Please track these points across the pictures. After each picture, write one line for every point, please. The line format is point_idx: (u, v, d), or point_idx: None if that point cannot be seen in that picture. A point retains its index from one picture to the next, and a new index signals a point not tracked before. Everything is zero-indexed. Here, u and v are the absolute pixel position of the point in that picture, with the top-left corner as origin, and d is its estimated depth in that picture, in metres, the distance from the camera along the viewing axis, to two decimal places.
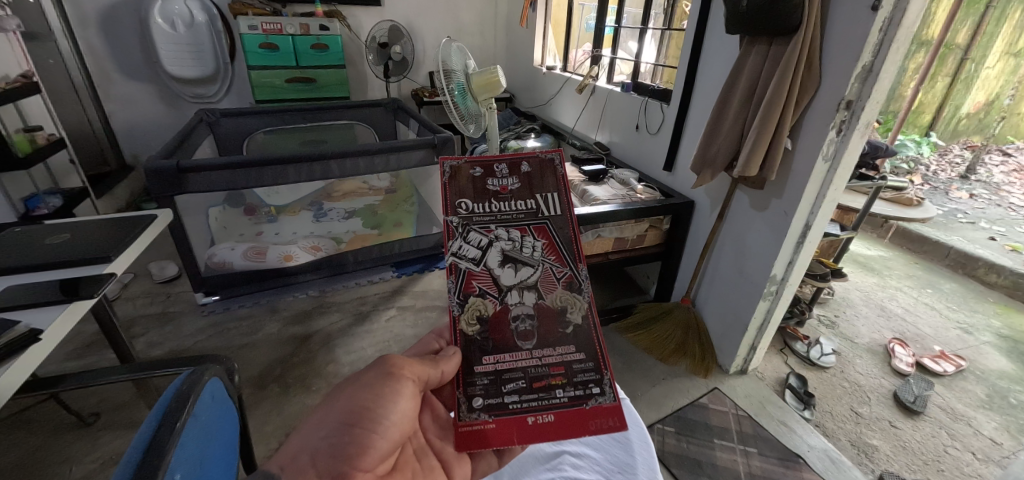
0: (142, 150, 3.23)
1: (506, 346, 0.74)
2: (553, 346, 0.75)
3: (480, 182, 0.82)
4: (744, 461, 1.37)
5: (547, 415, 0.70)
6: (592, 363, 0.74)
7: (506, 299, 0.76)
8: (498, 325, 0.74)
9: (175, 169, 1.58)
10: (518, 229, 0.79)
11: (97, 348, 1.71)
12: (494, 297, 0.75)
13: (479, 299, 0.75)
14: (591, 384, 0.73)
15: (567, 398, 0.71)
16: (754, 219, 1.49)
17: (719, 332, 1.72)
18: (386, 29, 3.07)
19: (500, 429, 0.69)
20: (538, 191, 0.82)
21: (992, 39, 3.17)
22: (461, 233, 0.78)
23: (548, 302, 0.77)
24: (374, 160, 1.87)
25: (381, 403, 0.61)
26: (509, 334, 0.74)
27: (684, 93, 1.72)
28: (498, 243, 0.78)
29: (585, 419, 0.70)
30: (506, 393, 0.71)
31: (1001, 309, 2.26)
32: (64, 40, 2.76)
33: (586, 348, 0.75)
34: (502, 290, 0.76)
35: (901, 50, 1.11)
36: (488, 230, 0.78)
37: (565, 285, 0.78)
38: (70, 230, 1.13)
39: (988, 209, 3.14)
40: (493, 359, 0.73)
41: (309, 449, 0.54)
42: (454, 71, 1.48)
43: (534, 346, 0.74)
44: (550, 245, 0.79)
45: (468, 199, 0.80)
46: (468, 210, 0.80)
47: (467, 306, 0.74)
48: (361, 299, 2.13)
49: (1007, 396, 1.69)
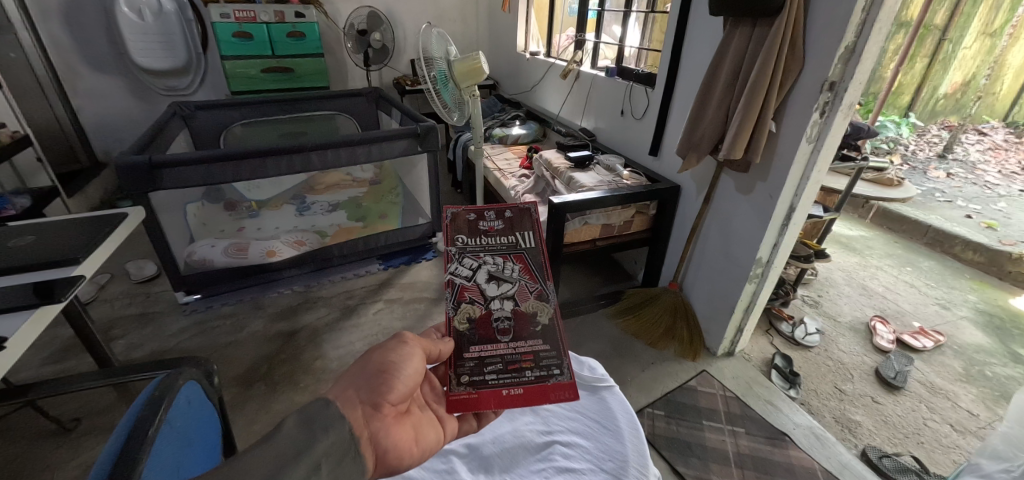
0: (114, 146, 3.12)
1: (487, 340, 0.73)
2: (526, 338, 0.73)
3: (472, 224, 0.80)
4: (733, 441, 1.39)
5: (517, 388, 0.70)
6: (559, 350, 0.74)
7: (492, 304, 0.75)
8: (483, 323, 0.74)
9: (148, 164, 1.52)
10: (500, 257, 0.78)
11: (75, 352, 1.66)
12: (481, 303, 0.74)
13: (470, 305, 0.74)
14: (553, 365, 0.72)
15: (532, 377, 0.71)
16: (739, 202, 1.50)
17: (706, 314, 1.74)
18: (364, 16, 2.97)
19: (482, 398, 0.69)
20: (523, 230, 0.81)
21: (969, 19, 3.25)
22: (457, 258, 0.77)
23: (523, 310, 0.75)
24: (355, 151, 1.82)
25: (403, 359, 0.59)
26: (492, 330, 0.73)
27: (668, 79, 1.71)
28: (485, 266, 0.77)
29: (548, 391, 0.70)
30: (485, 371, 0.71)
31: (978, 285, 2.32)
32: (25, 32, 2.62)
33: (557, 342, 0.74)
34: (488, 298, 0.74)
35: (884, 30, 1.11)
36: (479, 257, 0.77)
37: (537, 296, 0.76)
38: (35, 231, 1.07)
39: (964, 188, 3.21)
40: (477, 348, 0.72)
41: (350, 385, 0.53)
42: (436, 58, 1.46)
43: (511, 339, 0.73)
44: (527, 272, 0.77)
45: (465, 235, 0.79)
46: (464, 243, 0.78)
47: (460, 308, 0.74)
48: (348, 292, 2.07)
49: (983, 369, 1.74)
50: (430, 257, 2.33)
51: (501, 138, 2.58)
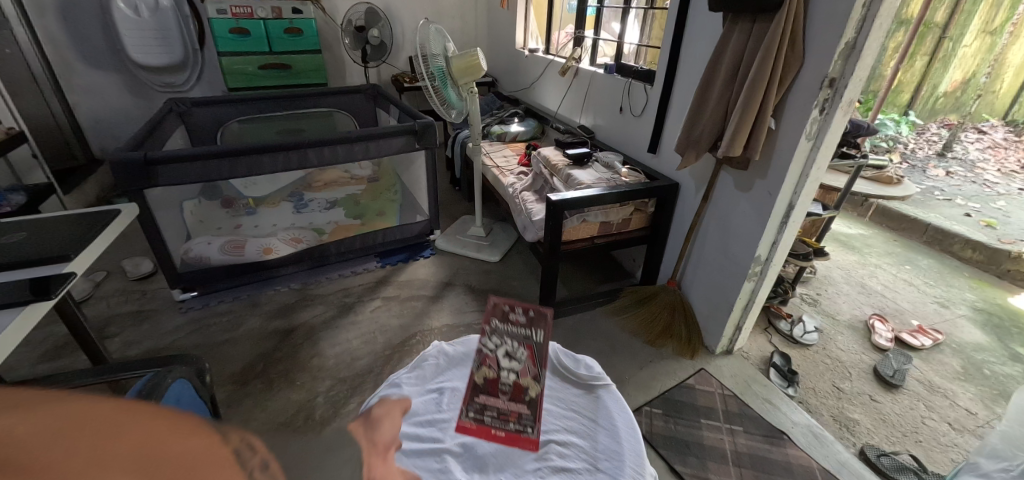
0: (111, 143, 3.10)
1: (492, 395, 0.86)
2: (517, 401, 0.84)
3: (502, 313, 1.00)
4: (731, 439, 1.39)
5: (498, 430, 0.79)
6: (536, 413, 0.82)
7: (502, 371, 0.90)
8: (492, 384, 0.88)
9: (142, 161, 1.51)
10: (522, 342, 0.96)
11: (70, 350, 1.65)
12: (494, 369, 0.91)
13: (487, 367, 0.91)
14: (529, 422, 0.81)
15: (512, 426, 0.80)
16: (738, 199, 1.49)
17: (704, 313, 1.74)
18: (362, 12, 2.95)
19: (474, 430, 0.79)
20: (541, 328, 0.98)
21: (969, 18, 3.24)
22: (491, 334, 0.97)
23: (520, 383, 0.88)
24: (352, 148, 1.81)
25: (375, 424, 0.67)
26: (496, 389, 0.87)
27: (667, 76, 1.70)
28: (507, 345, 0.95)
29: (518, 437, 0.78)
30: (484, 414, 0.83)
31: (977, 283, 2.32)
32: (21, 28, 2.61)
33: (537, 408, 0.83)
34: (500, 366, 0.91)
35: (885, 26, 1.09)
36: (506, 338, 0.96)
37: (534, 376, 0.89)
38: (26, 227, 1.06)
39: (964, 186, 3.21)
40: (482, 399, 0.85)
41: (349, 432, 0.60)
42: (434, 55, 1.44)
43: (506, 398, 0.85)
44: (531, 358, 0.92)
45: (505, 318, 1.00)
46: (501, 324, 0.99)
47: (480, 368, 0.91)
48: (345, 289, 2.06)
49: (981, 368, 1.73)
50: (428, 254, 2.32)
51: (500, 135, 2.57)
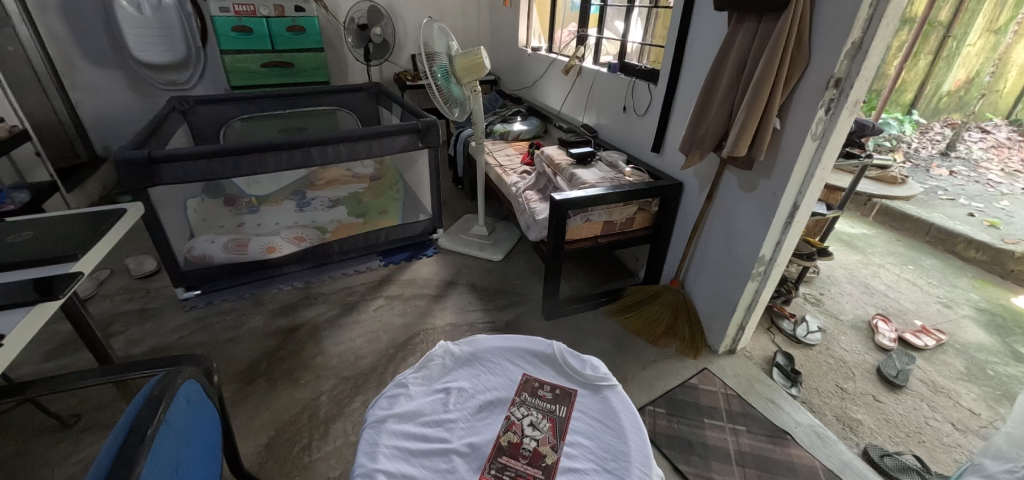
0: (113, 140, 3.10)
1: (514, 458, 0.77)
2: (538, 469, 0.75)
3: (529, 386, 0.91)
4: (734, 439, 1.39)
5: None
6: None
7: (527, 437, 0.81)
8: (514, 448, 0.79)
9: (146, 159, 1.51)
10: (553, 413, 0.86)
11: (74, 349, 1.65)
12: (519, 434, 0.81)
13: (511, 432, 0.82)
14: None
15: None
16: (743, 199, 1.49)
17: (707, 312, 1.74)
18: (365, 10, 2.95)
19: None
20: (574, 402, 0.87)
21: (973, 17, 3.26)
22: (520, 401, 0.87)
23: (542, 451, 0.78)
24: (355, 147, 1.81)
25: None
26: (518, 453, 0.78)
27: (671, 74, 1.70)
28: (536, 413, 0.85)
29: None
30: (503, 474, 0.75)
31: (980, 283, 2.31)
32: (23, 26, 2.60)
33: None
34: (525, 433, 0.81)
35: (892, 26, 1.09)
36: (535, 407, 0.86)
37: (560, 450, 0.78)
38: (33, 227, 1.06)
39: (967, 186, 3.20)
40: (503, 461, 0.77)
41: None
42: (437, 53, 1.44)
43: (527, 464, 0.76)
44: (552, 431, 0.82)
45: (536, 384, 0.91)
46: (532, 391, 0.90)
47: (505, 431, 0.82)
48: (348, 288, 2.06)
49: (985, 368, 1.73)
50: (431, 253, 2.31)
51: (503, 134, 2.57)
